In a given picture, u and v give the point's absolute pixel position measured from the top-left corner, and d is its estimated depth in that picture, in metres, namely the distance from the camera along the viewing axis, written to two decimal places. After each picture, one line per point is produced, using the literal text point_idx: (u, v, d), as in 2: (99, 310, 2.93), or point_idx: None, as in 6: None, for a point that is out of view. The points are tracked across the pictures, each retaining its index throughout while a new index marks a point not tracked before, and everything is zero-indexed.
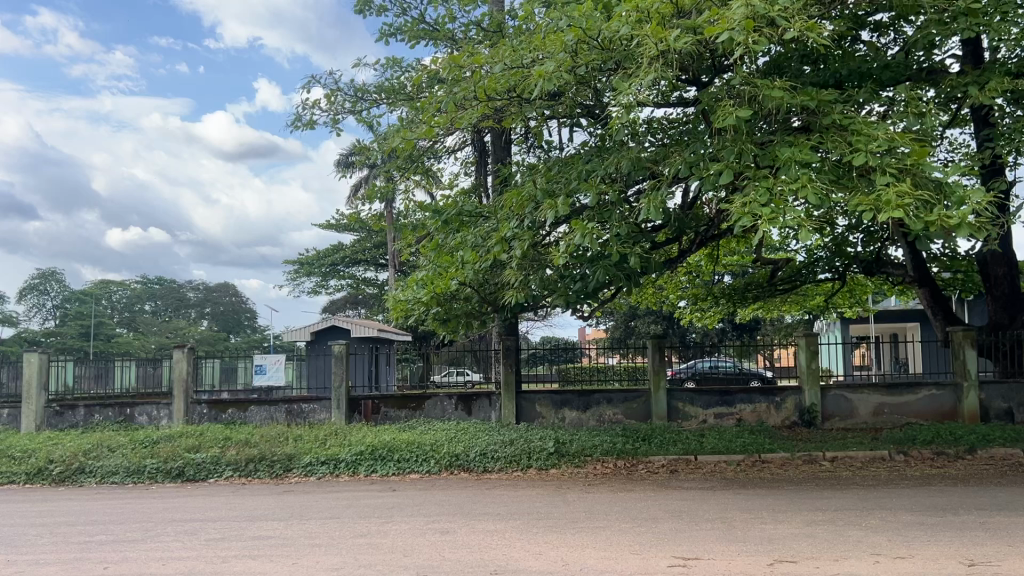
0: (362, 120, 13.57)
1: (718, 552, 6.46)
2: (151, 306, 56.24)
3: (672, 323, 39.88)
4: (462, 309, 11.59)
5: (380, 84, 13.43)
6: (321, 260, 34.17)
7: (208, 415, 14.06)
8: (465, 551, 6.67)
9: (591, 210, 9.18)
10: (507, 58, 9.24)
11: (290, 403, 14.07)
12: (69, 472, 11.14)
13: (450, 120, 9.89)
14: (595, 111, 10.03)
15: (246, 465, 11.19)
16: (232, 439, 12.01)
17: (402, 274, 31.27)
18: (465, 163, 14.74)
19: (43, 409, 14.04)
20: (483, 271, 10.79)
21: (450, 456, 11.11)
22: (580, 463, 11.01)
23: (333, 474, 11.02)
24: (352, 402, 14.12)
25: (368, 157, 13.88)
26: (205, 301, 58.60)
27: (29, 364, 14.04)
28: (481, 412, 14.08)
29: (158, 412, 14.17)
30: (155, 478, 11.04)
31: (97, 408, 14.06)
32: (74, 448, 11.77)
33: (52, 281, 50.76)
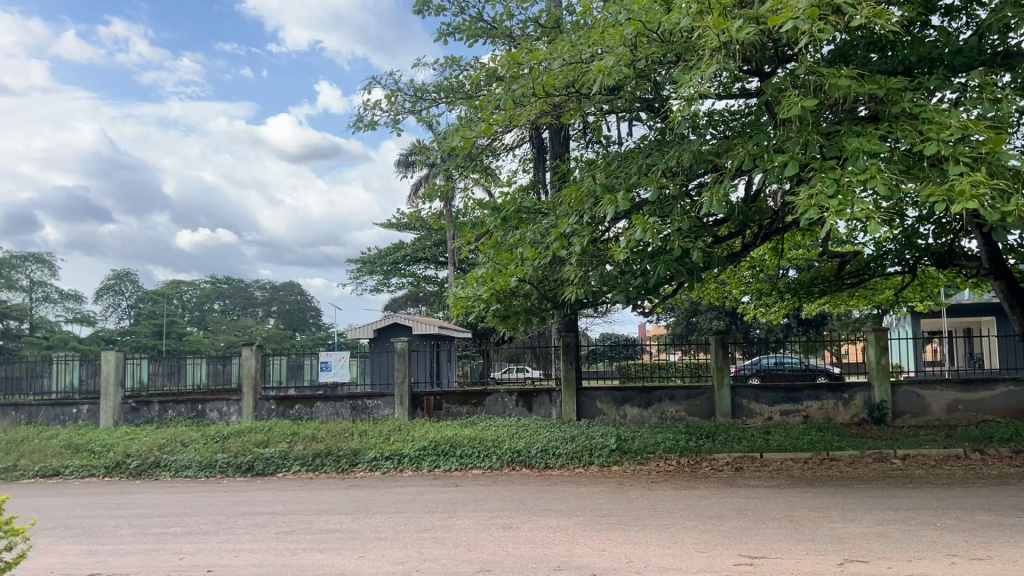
0: (422, 119, 13.70)
1: (786, 551, 6.35)
2: (220, 305, 57.76)
3: (736, 319, 39.20)
4: (522, 306, 11.61)
5: (438, 83, 13.55)
6: (383, 259, 34.67)
7: (276, 411, 14.41)
8: (528, 546, 6.69)
9: (652, 205, 9.10)
10: (565, 54, 9.19)
11: (355, 399, 14.30)
12: (145, 466, 11.55)
13: (508, 117, 9.92)
14: (654, 105, 9.94)
15: (313, 460, 11.44)
16: (300, 434, 12.27)
17: (462, 271, 31.52)
18: (524, 159, 14.74)
19: (120, 405, 14.51)
20: (543, 267, 10.79)
21: (512, 452, 11.16)
22: (642, 460, 10.95)
23: (397, 469, 11.19)
24: (414, 398, 14.26)
25: (427, 157, 14.01)
26: (271, 300, 59.93)
27: (107, 361, 14.51)
28: (541, 409, 14.01)
29: (228, 408, 14.53)
30: (226, 472, 11.36)
31: (170, 404, 14.51)
32: (150, 442, 12.18)
33: (127, 282, 52.58)
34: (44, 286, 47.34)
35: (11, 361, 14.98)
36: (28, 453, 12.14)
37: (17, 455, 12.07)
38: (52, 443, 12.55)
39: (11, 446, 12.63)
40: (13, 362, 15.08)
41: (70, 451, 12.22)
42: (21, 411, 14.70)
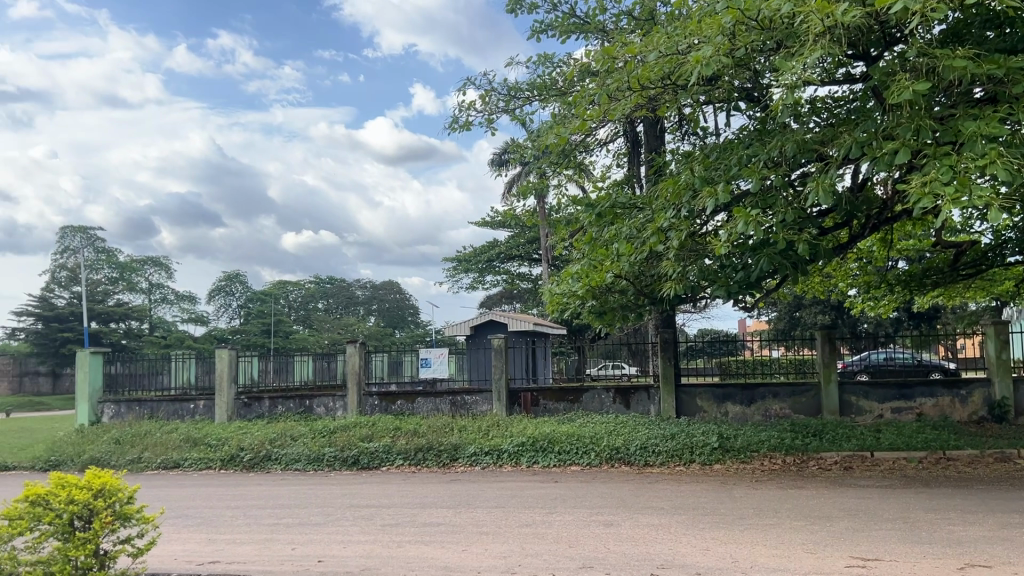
0: (516, 118, 13.73)
1: (901, 554, 6.10)
2: (323, 305, 59.56)
3: (842, 312, 37.77)
4: (618, 302, 11.50)
5: (532, 81, 13.59)
6: (478, 257, 35.03)
7: (379, 406, 14.80)
8: (629, 544, 6.65)
9: (753, 196, 8.89)
10: (661, 46, 9.03)
11: (454, 395, 14.51)
12: (258, 459, 12.07)
13: (604, 112, 9.85)
14: (754, 94, 9.71)
15: (415, 454, 11.70)
16: (402, 429, 12.54)
17: (557, 268, 31.54)
18: (618, 154, 14.60)
19: (233, 400, 15.18)
20: (640, 263, 10.68)
21: (611, 449, 11.11)
22: (746, 459, 10.71)
23: (496, 464, 11.30)
24: (511, 394, 14.37)
25: (521, 154, 14.08)
26: (370, 299, 61.43)
27: (221, 359, 15.21)
28: (640, 406, 13.84)
29: (334, 404, 15.00)
30: (333, 465, 11.75)
31: (280, 399, 15.04)
32: (262, 436, 12.69)
33: (236, 283, 54.89)
34: (161, 287, 49.97)
35: (134, 359, 15.88)
36: (151, 446, 12.87)
37: (141, 448, 12.80)
38: (172, 436, 13.24)
39: (135, 439, 13.39)
40: (136, 360, 15.97)
41: (188, 444, 12.86)
42: (143, 406, 15.54)
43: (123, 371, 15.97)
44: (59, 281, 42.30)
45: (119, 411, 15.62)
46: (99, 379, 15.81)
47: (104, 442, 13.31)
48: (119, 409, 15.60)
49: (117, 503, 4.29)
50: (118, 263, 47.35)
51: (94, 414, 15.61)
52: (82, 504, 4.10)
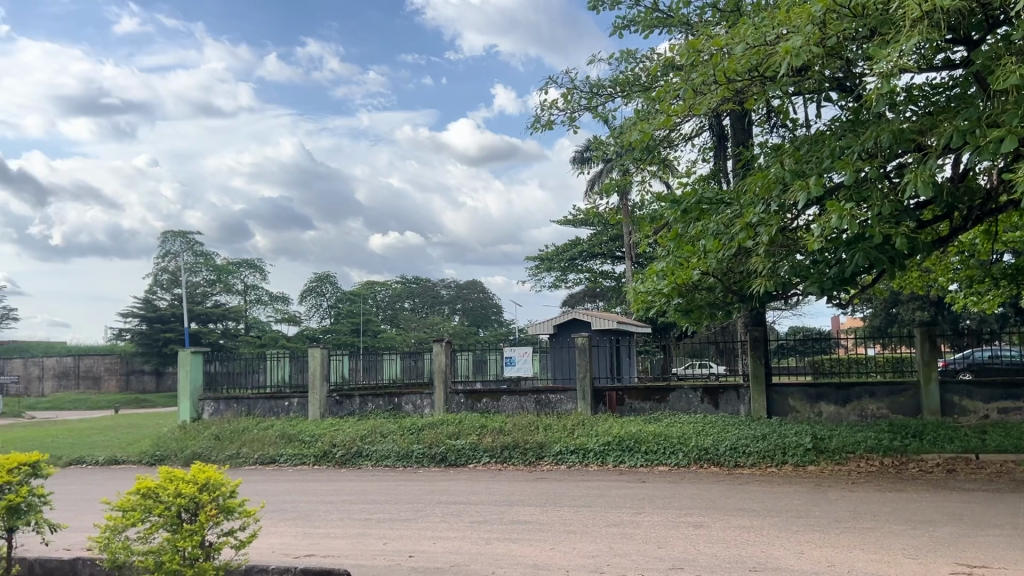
0: (598, 115, 13.65)
1: (1011, 561, 5.81)
2: (409, 304, 60.55)
3: (943, 308, 36.16)
4: (705, 299, 11.32)
5: (615, 77, 13.49)
6: (561, 255, 34.98)
7: (465, 404, 14.96)
8: (720, 545, 6.54)
9: (847, 189, 8.61)
10: (749, 37, 8.82)
11: (539, 393, 14.54)
12: (349, 455, 12.39)
13: (689, 106, 9.68)
14: (846, 84, 9.41)
15: (501, 452, 11.79)
16: (488, 426, 12.63)
17: (641, 266, 31.23)
18: (704, 149, 14.34)
19: (325, 398, 15.60)
20: (728, 260, 10.47)
21: (699, 449, 10.93)
22: (841, 460, 10.38)
23: (582, 463, 11.28)
24: (596, 394, 14.30)
25: (604, 152, 14.00)
26: (454, 298, 62.13)
27: (313, 357, 15.68)
28: (728, 406, 13.58)
29: (421, 402, 15.23)
30: (421, 462, 11.95)
31: (370, 397, 15.40)
32: (353, 433, 13.01)
33: (326, 284, 56.33)
34: (256, 289, 51.74)
35: (232, 358, 16.50)
36: (248, 442, 13.35)
37: (239, 444, 13.30)
38: (268, 433, 13.70)
39: (234, 435, 13.91)
40: (233, 359, 16.58)
41: (283, 440, 13.29)
42: (241, 403, 16.11)
43: (222, 369, 16.61)
44: (161, 283, 44.28)
45: (218, 408, 16.23)
46: (199, 377, 16.48)
47: (205, 438, 13.88)
48: (218, 406, 16.21)
49: (221, 497, 4.45)
50: (216, 266, 49.23)
51: (195, 410, 16.29)
52: (188, 497, 4.28)
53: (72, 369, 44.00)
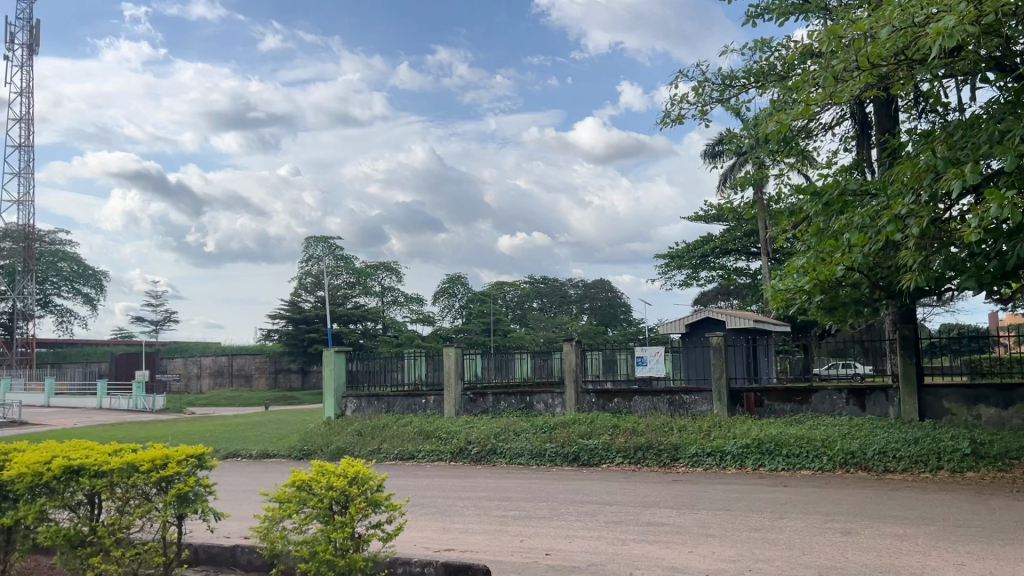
0: (731, 107, 13.27)
1: None
2: (538, 304, 61.03)
3: None
4: (850, 296, 10.83)
5: (748, 68, 13.10)
6: (692, 252, 34.21)
7: (596, 404, 14.92)
8: (871, 554, 6.23)
9: (1008, 176, 8.01)
10: (895, 19, 8.25)
11: (672, 393, 14.33)
12: (484, 452, 12.64)
13: (829, 94, 9.24)
14: (1005, 62, 8.77)
15: (635, 452, 11.69)
16: (621, 426, 12.51)
17: (777, 261, 30.14)
18: (845, 138, 13.70)
19: (460, 396, 15.97)
20: (875, 254, 9.95)
21: (844, 453, 10.46)
22: (1004, 468, 9.67)
23: (720, 466, 11.02)
24: (733, 394, 13.93)
25: (737, 144, 13.61)
26: (583, 297, 62.06)
27: (448, 356, 16.14)
28: (876, 408, 12.93)
29: (553, 401, 15.32)
30: (555, 461, 12.03)
31: (502, 395, 15.65)
32: (487, 430, 13.22)
33: (458, 284, 57.47)
34: (391, 290, 53.46)
35: (371, 357, 17.16)
36: (388, 438, 13.85)
37: (380, 440, 13.83)
38: (407, 429, 14.14)
39: (375, 431, 14.44)
40: (372, 357, 17.23)
41: (421, 436, 13.68)
42: (381, 400, 16.73)
43: (362, 368, 17.29)
44: (304, 286, 46.56)
45: (360, 405, 16.92)
46: (342, 375, 17.23)
47: (348, 433, 14.49)
48: (360, 403, 16.89)
49: (369, 491, 4.63)
50: (355, 268, 51.11)
51: (339, 407, 17.07)
52: (339, 490, 4.48)
53: (226, 367, 46.97)
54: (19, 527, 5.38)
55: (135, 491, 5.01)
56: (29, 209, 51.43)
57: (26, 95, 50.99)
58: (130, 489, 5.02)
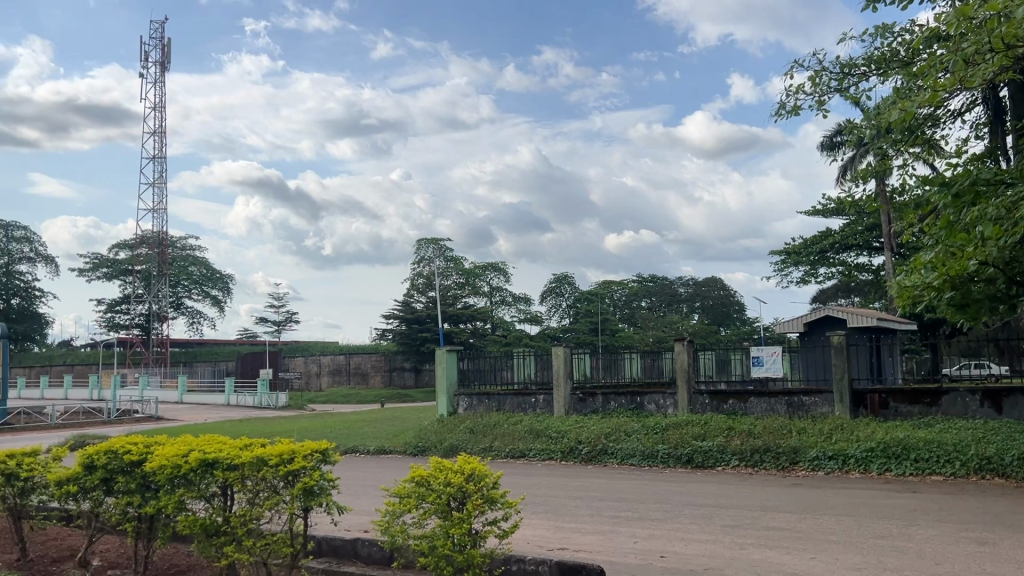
0: (850, 97, 12.73)
1: None
2: (647, 303, 60.38)
3: None
4: (984, 292, 10.22)
5: (869, 55, 12.54)
6: (809, 248, 32.92)
7: (710, 405, 14.62)
8: (1011, 566, 5.85)
9: None
10: None
11: (790, 395, 13.89)
12: (595, 452, 12.61)
13: (959, 79, 8.73)
14: None
15: (751, 455, 11.39)
16: (736, 428, 12.20)
17: (902, 257, 28.70)
18: (976, 125, 12.93)
19: (569, 395, 15.96)
20: (1012, 247, 9.35)
21: (979, 458, 9.86)
22: None
23: (842, 470, 10.62)
24: (856, 396, 13.37)
25: (858, 135, 13.05)
26: (693, 296, 60.85)
27: (556, 356, 16.17)
28: (1014, 411, 12.15)
29: (665, 401, 15.12)
30: (668, 463, 11.88)
31: (613, 395, 15.56)
32: (598, 430, 13.15)
33: (566, 284, 57.41)
34: (500, 290, 53.95)
35: (481, 356, 17.45)
36: (500, 436, 14.02)
37: (491, 438, 14.02)
38: (518, 428, 14.25)
39: (487, 429, 14.61)
40: (482, 357, 17.49)
41: (531, 435, 13.75)
42: (491, 399, 16.94)
43: (472, 367, 17.59)
44: (416, 287, 47.68)
45: (471, 403, 17.19)
46: (454, 374, 17.55)
47: (460, 431, 14.74)
48: (471, 402, 17.16)
49: (485, 488, 4.68)
50: (465, 269, 51.80)
51: (451, 405, 17.37)
52: (457, 486, 4.58)
53: (344, 366, 48.72)
54: (160, 515, 5.74)
55: (265, 484, 5.26)
56: (162, 217, 54.70)
57: (158, 110, 54.18)
58: (260, 482, 5.28)
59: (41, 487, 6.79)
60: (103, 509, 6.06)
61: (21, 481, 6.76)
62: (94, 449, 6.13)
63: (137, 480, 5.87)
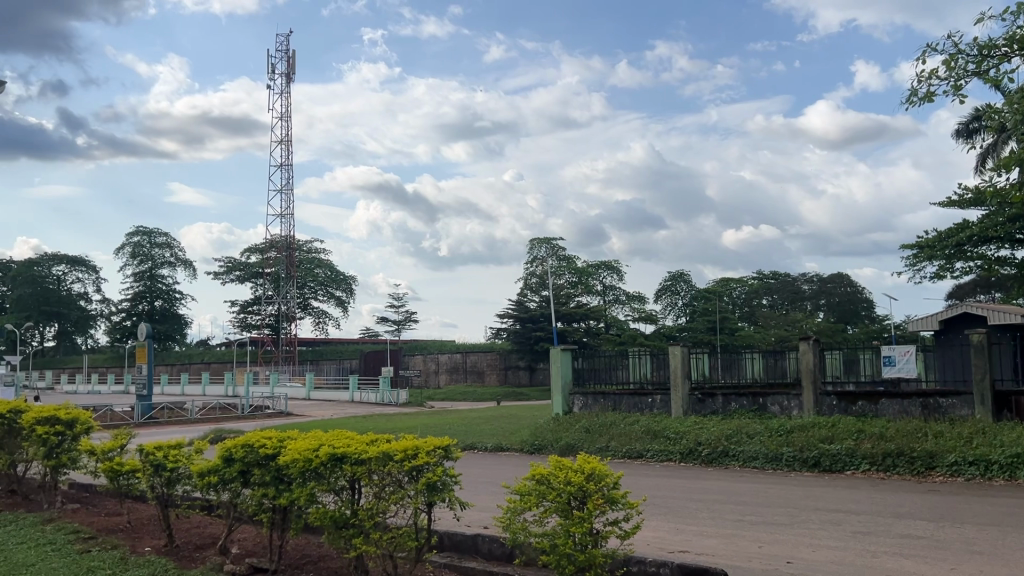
0: (990, 80, 11.93)
1: None
2: (768, 300, 58.73)
3: None
4: None
5: (1011, 34, 11.70)
6: None
7: (838, 407, 13.99)
8: None
9: None
10: None
11: (924, 398, 13.10)
12: (716, 454, 12.36)
13: None
14: None
15: (883, 460, 10.87)
16: (866, 431, 11.65)
17: None
18: None
19: (688, 396, 15.71)
20: None
21: None
22: None
23: (985, 477, 9.99)
24: (999, 398, 12.58)
25: (1000, 120, 12.19)
26: (818, 293, 58.14)
27: (673, 355, 15.92)
28: None
29: (789, 403, 14.60)
30: (793, 466, 11.50)
31: (733, 396, 15.20)
32: (718, 431, 12.85)
33: (683, 282, 56.38)
34: (614, 289, 53.55)
35: (596, 355, 17.42)
36: (616, 436, 13.93)
37: (608, 438, 13.94)
38: (635, 428, 14.10)
39: (603, 428, 14.54)
40: (598, 356, 17.43)
41: (649, 436, 13.59)
42: (607, 399, 16.87)
43: (587, 366, 17.55)
44: (530, 287, 47.99)
45: (587, 403, 17.16)
46: (569, 373, 17.58)
47: (577, 430, 14.74)
48: (587, 401, 17.13)
49: (606, 488, 4.66)
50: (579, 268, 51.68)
51: (567, 404, 17.40)
52: (577, 486, 4.58)
53: (460, 364, 50.08)
54: (293, 507, 6.00)
55: (390, 479, 5.42)
56: (289, 222, 57.28)
57: (284, 120, 56.77)
58: (386, 476, 5.44)
59: (185, 478, 7.22)
60: (241, 499, 6.41)
61: (167, 471, 7.22)
62: (232, 443, 6.47)
63: (272, 473, 6.16)
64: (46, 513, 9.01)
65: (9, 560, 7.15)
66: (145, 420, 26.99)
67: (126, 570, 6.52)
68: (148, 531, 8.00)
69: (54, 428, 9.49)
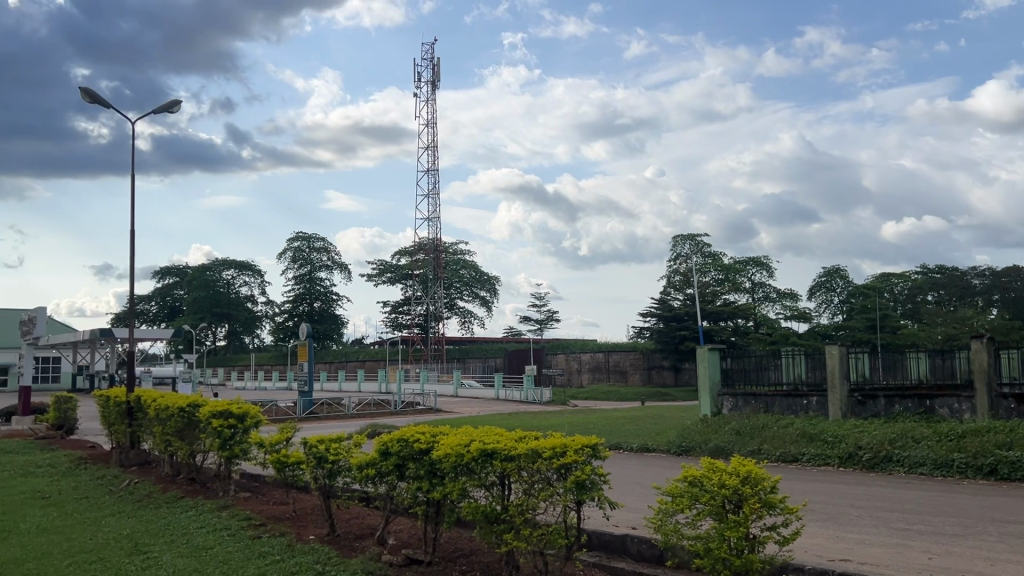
0: None
1: None
2: (934, 296, 55.39)
3: None
4: None
5: None
6: None
7: (1016, 411, 12.99)
8: None
9: None
10: None
11: None
12: (877, 459, 11.72)
13: None
14: None
15: None
16: None
17: None
18: None
19: (847, 398, 14.99)
20: None
21: None
22: None
23: None
24: None
25: None
26: (991, 287, 53.64)
27: (831, 355, 15.24)
28: None
29: (960, 405, 13.64)
30: (966, 474, 10.73)
31: (898, 399, 14.37)
32: (881, 435, 12.15)
33: (838, 278, 53.75)
34: (763, 286, 51.72)
35: (745, 355, 16.87)
36: (769, 439, 13.45)
37: (760, 441, 13.50)
38: (789, 430, 13.54)
39: (754, 431, 14.08)
40: (747, 356, 16.86)
41: (804, 439, 13.05)
42: (758, 400, 16.44)
43: (736, 366, 17.02)
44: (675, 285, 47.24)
45: (737, 404, 16.76)
46: (718, 373, 17.15)
47: (727, 431, 14.34)
48: (737, 402, 16.73)
49: (763, 491, 4.52)
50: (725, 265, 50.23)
51: (715, 405, 17.00)
52: (732, 488, 4.47)
53: (603, 363, 50.01)
54: (446, 501, 6.18)
55: (539, 476, 5.49)
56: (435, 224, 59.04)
57: (429, 125, 58.66)
58: (535, 473, 5.52)
59: (345, 470, 7.58)
60: (398, 492, 6.69)
61: (329, 464, 7.61)
62: (388, 437, 6.73)
63: (426, 467, 6.36)
64: (222, 500, 9.72)
65: (191, 543, 7.76)
66: (306, 415, 28.55)
67: (293, 556, 6.93)
68: (311, 520, 8.47)
69: (228, 421, 10.20)
